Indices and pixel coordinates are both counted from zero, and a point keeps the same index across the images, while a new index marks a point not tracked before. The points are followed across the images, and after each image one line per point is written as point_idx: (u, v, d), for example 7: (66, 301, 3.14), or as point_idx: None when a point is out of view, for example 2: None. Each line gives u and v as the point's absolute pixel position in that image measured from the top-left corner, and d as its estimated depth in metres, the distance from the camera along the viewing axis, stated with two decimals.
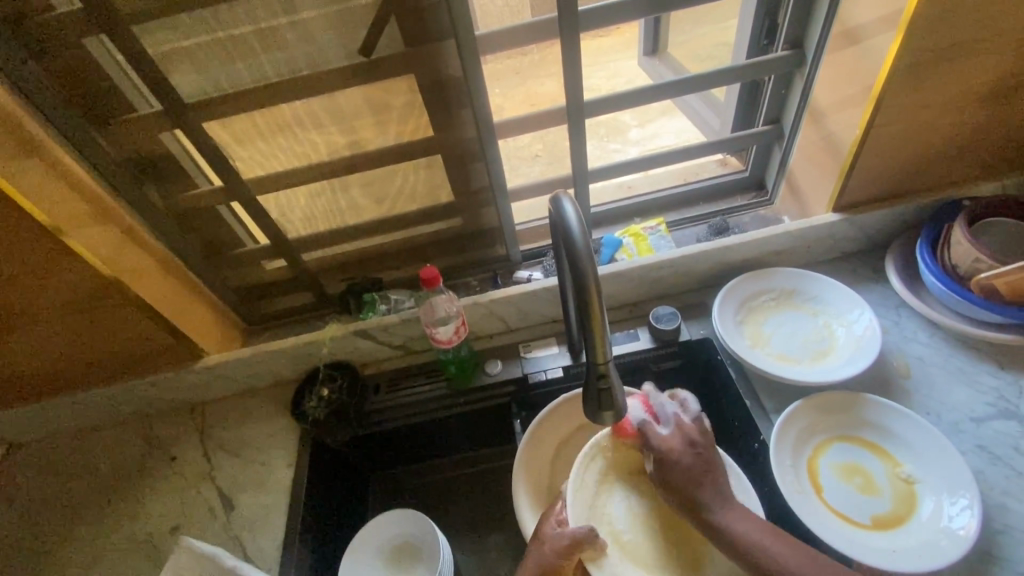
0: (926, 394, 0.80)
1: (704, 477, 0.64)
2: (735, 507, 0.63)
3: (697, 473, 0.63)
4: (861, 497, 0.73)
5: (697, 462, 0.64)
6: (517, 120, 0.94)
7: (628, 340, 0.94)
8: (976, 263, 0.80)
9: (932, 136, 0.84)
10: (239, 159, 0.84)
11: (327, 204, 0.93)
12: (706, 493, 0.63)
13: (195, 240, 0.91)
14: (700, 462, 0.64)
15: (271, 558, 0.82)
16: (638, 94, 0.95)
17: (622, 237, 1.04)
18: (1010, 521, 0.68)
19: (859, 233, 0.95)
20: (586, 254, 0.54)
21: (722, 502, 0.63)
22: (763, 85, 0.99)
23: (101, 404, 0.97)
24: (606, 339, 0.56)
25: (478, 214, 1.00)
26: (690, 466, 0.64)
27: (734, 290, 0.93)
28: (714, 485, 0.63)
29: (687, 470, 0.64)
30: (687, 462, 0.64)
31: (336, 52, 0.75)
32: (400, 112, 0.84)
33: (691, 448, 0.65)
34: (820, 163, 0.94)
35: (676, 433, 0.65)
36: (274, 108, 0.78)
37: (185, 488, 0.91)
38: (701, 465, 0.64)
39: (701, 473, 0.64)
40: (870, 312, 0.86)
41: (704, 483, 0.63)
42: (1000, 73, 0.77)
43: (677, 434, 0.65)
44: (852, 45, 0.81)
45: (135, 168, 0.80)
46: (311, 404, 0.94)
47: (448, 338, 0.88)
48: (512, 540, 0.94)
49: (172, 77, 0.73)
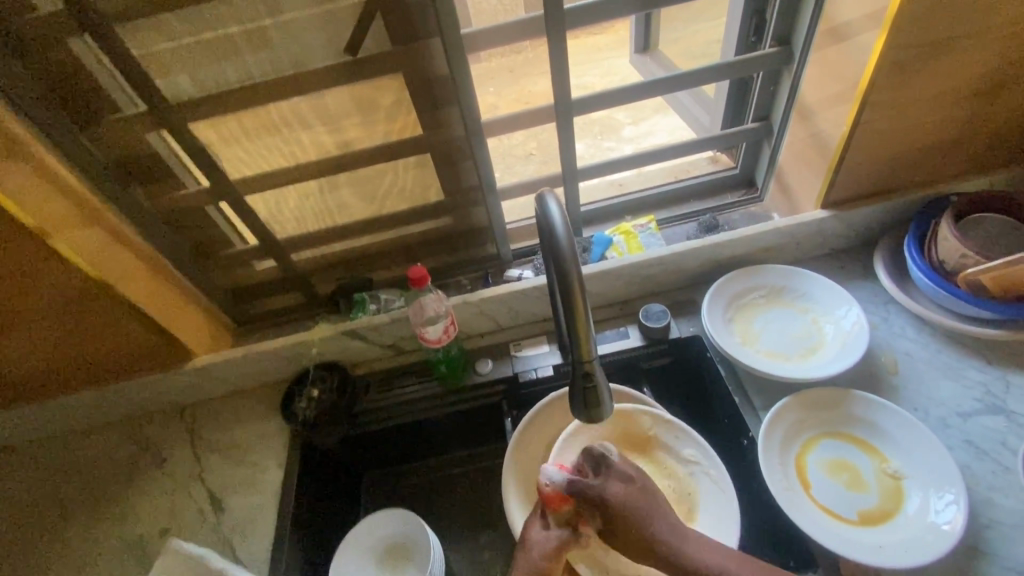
0: (914, 389, 0.81)
1: (650, 510, 0.62)
2: (692, 539, 0.62)
3: (643, 510, 0.62)
4: (848, 493, 0.73)
5: (641, 496, 0.63)
6: (506, 118, 0.94)
7: (617, 338, 0.94)
8: (963, 259, 0.80)
9: (919, 133, 0.84)
10: (226, 159, 0.83)
11: (316, 204, 0.93)
12: (660, 530, 0.61)
13: (183, 242, 0.90)
14: (643, 495, 0.63)
15: (261, 559, 0.82)
16: (628, 91, 0.94)
17: (612, 235, 1.04)
18: (997, 515, 0.68)
19: (848, 229, 0.95)
20: (570, 254, 0.54)
21: (678, 534, 0.61)
22: (752, 81, 0.98)
23: (90, 406, 0.96)
24: (591, 339, 0.56)
25: (467, 213, 0.99)
26: (635, 503, 0.62)
27: (724, 287, 0.93)
28: (662, 521, 0.62)
29: (632, 516, 0.61)
30: (629, 501, 0.62)
31: (322, 51, 0.75)
32: (388, 110, 0.84)
33: (623, 481, 0.64)
34: (809, 160, 0.94)
35: (609, 479, 0.63)
36: (261, 108, 0.78)
37: (175, 489, 0.91)
38: (644, 502, 0.63)
39: (646, 505, 0.63)
40: (858, 309, 0.86)
41: (652, 517, 0.62)
42: (986, 68, 0.77)
43: (609, 483, 0.63)
44: (840, 42, 0.80)
45: (120, 169, 0.79)
46: (301, 404, 0.94)
47: (437, 338, 0.88)
48: (503, 539, 0.94)
49: (157, 77, 0.72)
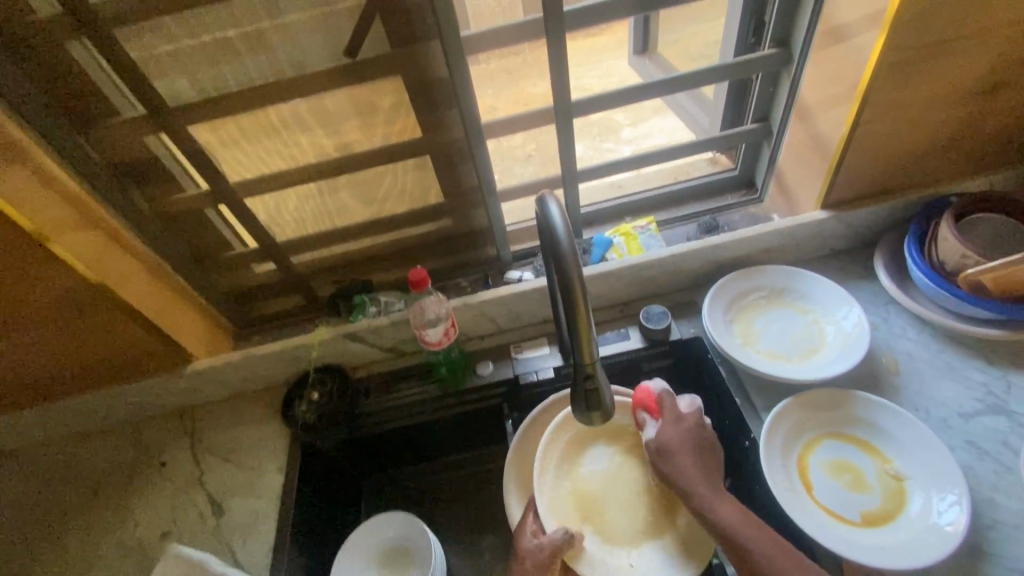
0: (915, 390, 0.81)
1: (695, 457, 0.71)
2: (722, 496, 0.68)
3: (696, 452, 0.71)
4: (850, 494, 0.73)
5: (700, 444, 0.72)
6: (506, 120, 0.94)
7: (618, 340, 0.94)
8: (963, 259, 0.81)
9: (918, 133, 0.84)
10: (225, 162, 0.83)
11: (316, 206, 0.93)
12: (695, 481, 0.69)
13: (182, 245, 0.90)
14: (700, 440, 0.72)
15: (262, 563, 0.82)
16: (627, 93, 0.94)
17: (612, 237, 1.04)
18: (1000, 516, 0.68)
19: (848, 230, 0.95)
20: (571, 255, 0.54)
21: (713, 489, 0.69)
22: (751, 82, 0.98)
23: (89, 410, 0.96)
24: (593, 340, 0.56)
25: (467, 215, 0.99)
26: (696, 442, 0.72)
27: (724, 288, 0.93)
28: (699, 468, 0.70)
29: (685, 449, 0.71)
30: (688, 439, 0.72)
31: (321, 53, 0.75)
32: (388, 113, 0.83)
33: (700, 429, 0.73)
34: (808, 161, 0.94)
35: (692, 415, 0.74)
36: (260, 111, 0.78)
37: (175, 493, 0.91)
38: (702, 448, 0.72)
39: (698, 454, 0.71)
40: (858, 310, 0.86)
41: (701, 463, 0.71)
42: (985, 69, 0.77)
43: (691, 419, 0.73)
44: (838, 43, 0.80)
45: (119, 172, 0.79)
46: (301, 407, 0.93)
47: (438, 340, 0.88)
48: (505, 541, 0.93)
49: (156, 80, 0.72)
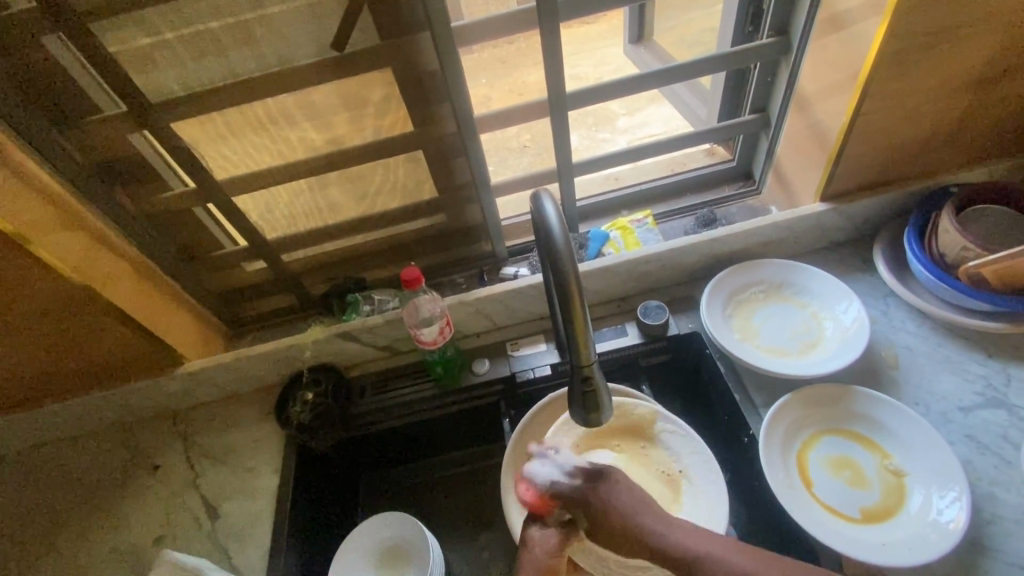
0: (914, 384, 0.80)
1: (634, 507, 0.60)
2: (676, 526, 0.58)
3: (626, 506, 0.60)
4: (850, 491, 0.72)
5: (626, 492, 0.61)
6: (500, 113, 0.91)
7: (616, 336, 0.93)
8: (964, 252, 0.79)
9: (919, 123, 0.82)
10: (211, 159, 0.81)
11: (307, 203, 0.91)
12: (646, 522, 0.58)
13: (170, 245, 0.88)
14: (627, 495, 0.61)
15: (257, 565, 0.81)
16: (623, 84, 0.92)
17: (609, 231, 1.03)
18: (1000, 510, 0.68)
19: (847, 222, 0.94)
20: (568, 254, 0.52)
21: (668, 523, 0.58)
22: (749, 72, 0.96)
23: (79, 414, 0.94)
24: (590, 341, 0.55)
25: (462, 211, 0.97)
26: (620, 495, 0.61)
27: (723, 282, 0.92)
28: (650, 509, 0.59)
29: (614, 507, 0.60)
30: (612, 502, 0.60)
31: (308, 45, 0.72)
32: (379, 106, 0.81)
33: (611, 486, 0.61)
34: (808, 152, 0.92)
35: (585, 485, 0.61)
36: (246, 106, 0.75)
37: (169, 496, 0.90)
38: (628, 496, 0.61)
39: (631, 507, 0.60)
40: (858, 304, 0.85)
41: (643, 508, 0.60)
42: (989, 56, 0.75)
43: (592, 488, 0.61)
44: (839, 30, 0.79)
45: (102, 171, 0.77)
46: (295, 408, 0.92)
47: (433, 339, 0.87)
48: (504, 539, 0.93)
49: (136, 76, 0.70)
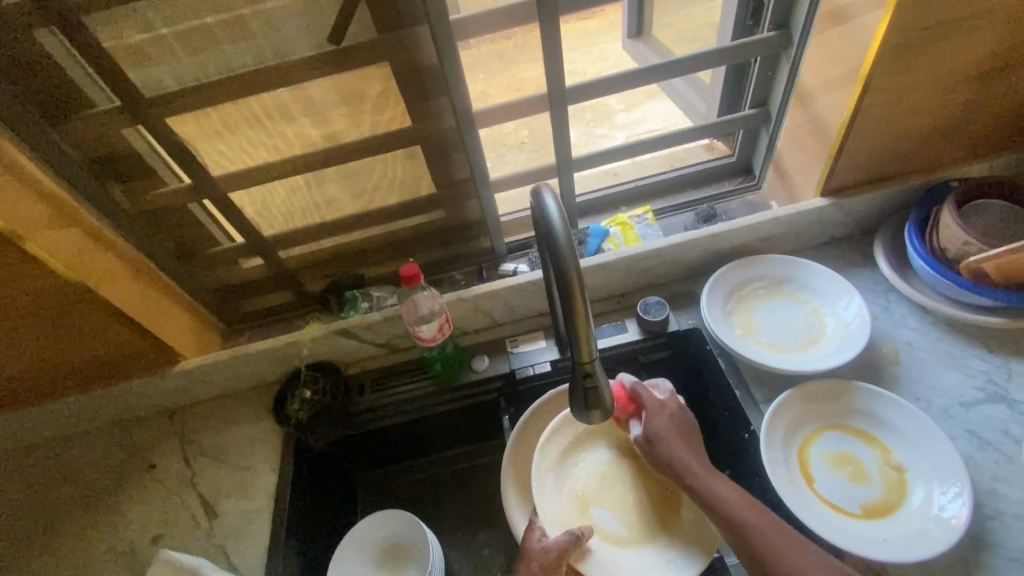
0: (915, 379, 0.80)
1: (681, 440, 0.71)
2: (712, 473, 0.68)
3: (680, 440, 0.71)
4: (851, 486, 0.72)
5: (678, 427, 0.72)
6: (499, 108, 0.90)
7: (616, 332, 0.93)
8: (965, 247, 0.79)
9: (921, 117, 0.82)
10: (207, 155, 0.80)
11: (304, 199, 0.90)
12: (688, 460, 0.69)
13: (166, 241, 0.87)
14: (679, 428, 0.72)
15: (257, 564, 0.80)
16: (623, 78, 0.91)
17: (608, 227, 1.02)
18: (1000, 506, 0.68)
19: (848, 217, 0.94)
20: (569, 250, 0.52)
21: (707, 472, 0.68)
22: (750, 66, 0.96)
23: (75, 412, 0.94)
24: (591, 337, 0.54)
25: (460, 207, 0.97)
26: (678, 428, 0.72)
27: (723, 278, 0.91)
28: (693, 454, 0.70)
29: (669, 435, 0.71)
30: (670, 431, 0.71)
31: (304, 39, 0.71)
32: (376, 101, 0.80)
33: (667, 418, 0.72)
34: (809, 147, 0.92)
35: (669, 399, 0.74)
36: (242, 101, 0.74)
37: (166, 495, 0.89)
38: (687, 431, 0.72)
39: (679, 440, 0.71)
40: (859, 299, 0.85)
41: (690, 448, 0.71)
42: (991, 50, 0.75)
43: (659, 409, 0.73)
44: (841, 24, 0.78)
45: (96, 167, 0.76)
46: (293, 406, 0.92)
47: (432, 335, 0.86)
48: (504, 536, 0.92)
49: (131, 71, 0.69)
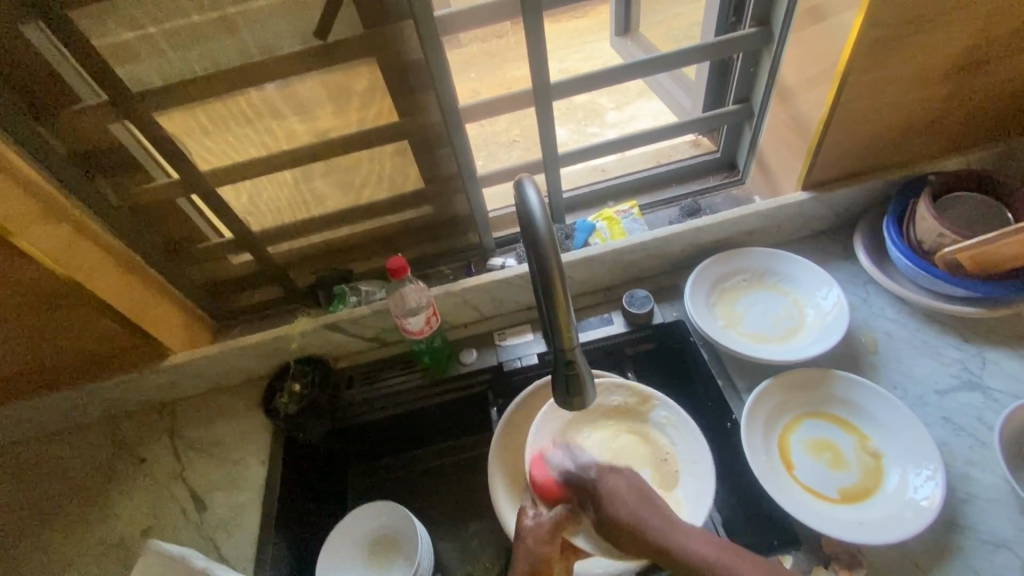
0: (893, 368, 0.82)
1: (644, 506, 0.60)
2: (681, 528, 0.56)
3: (638, 509, 0.59)
4: (829, 472, 0.74)
5: (633, 491, 0.62)
6: (486, 103, 0.91)
7: (602, 325, 0.94)
8: (940, 238, 0.81)
9: (898, 111, 0.84)
10: (194, 150, 0.80)
11: (292, 194, 0.91)
12: (653, 524, 0.57)
13: (155, 236, 0.88)
14: (636, 489, 0.62)
15: (246, 556, 0.81)
16: (607, 74, 0.93)
17: (595, 222, 1.03)
18: (973, 490, 0.70)
19: (829, 211, 0.95)
20: (550, 243, 0.53)
21: (678, 529, 0.56)
22: (733, 63, 0.97)
23: (64, 407, 0.94)
24: (573, 326, 0.55)
25: (448, 202, 0.98)
26: (632, 498, 0.61)
27: (707, 271, 0.93)
28: (657, 511, 0.59)
29: (622, 507, 0.60)
30: (617, 493, 0.62)
31: (291, 35, 0.72)
32: (363, 97, 0.81)
33: (610, 480, 0.63)
34: (790, 142, 0.93)
35: (601, 469, 0.65)
36: (229, 97, 0.75)
37: (156, 488, 0.90)
38: (642, 498, 0.61)
39: (639, 499, 0.61)
40: (838, 290, 0.87)
41: (653, 510, 0.59)
42: (964, 46, 0.77)
43: (603, 471, 0.65)
44: (820, 21, 0.80)
45: (84, 162, 0.76)
46: (282, 400, 0.92)
47: (419, 328, 0.87)
48: (492, 527, 0.93)
49: (118, 68, 0.69)
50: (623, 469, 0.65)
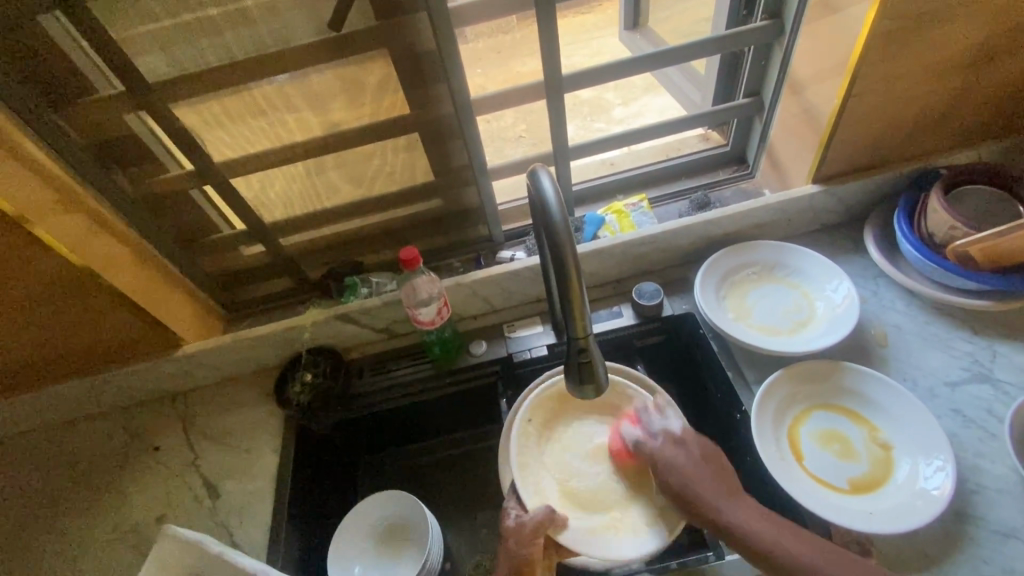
0: (902, 360, 0.82)
1: (701, 475, 0.67)
2: (739, 503, 0.66)
3: (700, 477, 0.67)
4: (839, 463, 0.74)
5: (699, 463, 0.68)
6: (497, 95, 0.92)
7: (611, 318, 0.94)
8: (952, 231, 0.81)
9: (910, 104, 0.84)
10: (208, 141, 0.81)
11: (304, 186, 0.91)
12: (711, 494, 0.65)
13: (169, 227, 0.88)
14: (697, 460, 0.69)
15: (258, 543, 0.82)
16: (617, 68, 0.93)
17: (604, 215, 1.04)
18: (983, 481, 0.70)
19: (839, 204, 0.95)
20: (565, 231, 0.53)
21: (734, 500, 0.65)
22: (743, 56, 0.97)
23: (79, 396, 0.95)
24: (586, 314, 0.56)
25: (459, 194, 0.98)
26: (694, 466, 0.68)
27: (717, 264, 0.93)
28: (716, 483, 0.67)
29: (683, 475, 0.67)
30: (683, 464, 0.68)
31: (305, 26, 0.72)
32: (375, 89, 0.82)
33: (678, 453, 0.70)
34: (801, 135, 0.93)
35: (666, 441, 0.71)
36: (244, 89, 0.76)
37: (170, 476, 0.91)
38: (703, 467, 0.68)
39: (700, 469, 0.68)
40: (848, 283, 0.87)
41: (711, 481, 0.67)
42: (978, 38, 0.76)
43: (665, 446, 0.71)
44: (832, 14, 0.80)
45: (100, 152, 0.77)
46: (294, 389, 0.93)
47: (430, 319, 0.88)
48: (502, 518, 0.94)
49: (136, 60, 0.70)
50: (688, 439, 0.71)
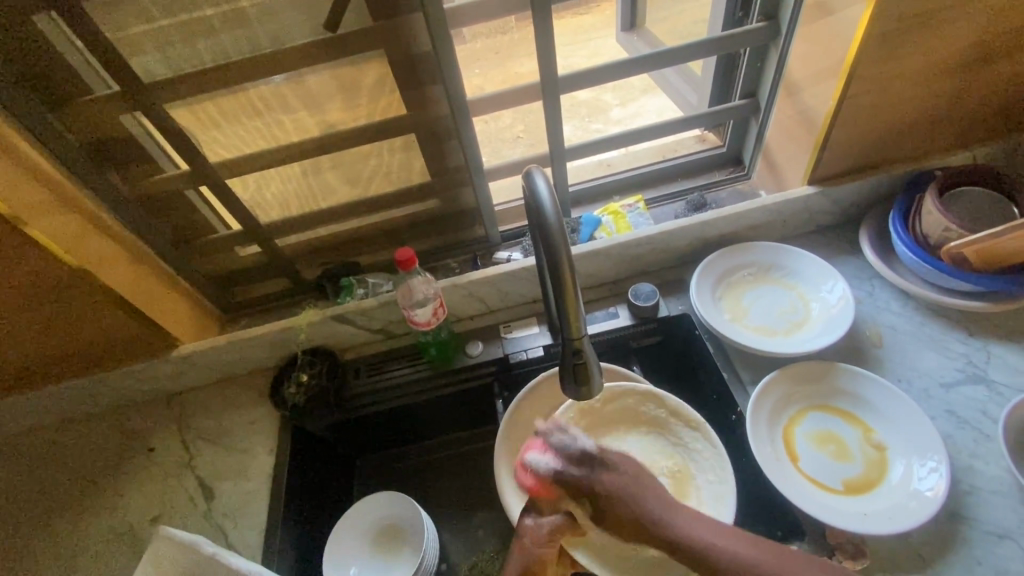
0: (897, 361, 0.82)
1: (636, 491, 0.59)
2: (680, 512, 0.58)
3: (631, 492, 0.59)
4: (833, 464, 0.74)
5: (627, 477, 0.60)
6: (493, 96, 0.92)
7: (607, 319, 0.94)
8: (947, 233, 0.81)
9: (905, 106, 0.84)
10: (204, 142, 0.81)
11: (300, 187, 0.91)
12: (650, 509, 0.57)
13: (165, 227, 0.88)
14: (627, 476, 0.60)
15: (253, 544, 0.82)
16: (614, 69, 0.93)
17: (601, 216, 1.04)
18: (977, 482, 0.70)
19: (835, 205, 0.96)
20: (559, 232, 0.54)
21: (672, 510, 0.57)
22: (739, 58, 0.97)
23: (74, 397, 0.95)
24: (581, 315, 0.56)
25: (455, 194, 0.98)
26: (626, 481, 0.60)
27: (713, 265, 0.93)
28: (655, 496, 0.59)
29: (618, 493, 0.59)
30: (617, 484, 0.59)
31: (301, 27, 0.72)
32: (371, 90, 0.82)
33: (602, 469, 0.60)
34: (797, 137, 0.94)
35: (589, 459, 0.61)
36: (239, 90, 0.76)
37: (165, 477, 0.90)
38: (632, 481, 0.60)
39: (635, 485, 0.59)
40: (844, 284, 0.87)
41: (648, 494, 0.59)
42: (972, 40, 0.77)
43: (587, 467, 0.60)
44: (827, 16, 0.80)
45: (96, 153, 0.77)
46: (290, 389, 0.93)
47: (426, 320, 0.88)
48: (498, 519, 0.94)
49: (131, 61, 0.70)
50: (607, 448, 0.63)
